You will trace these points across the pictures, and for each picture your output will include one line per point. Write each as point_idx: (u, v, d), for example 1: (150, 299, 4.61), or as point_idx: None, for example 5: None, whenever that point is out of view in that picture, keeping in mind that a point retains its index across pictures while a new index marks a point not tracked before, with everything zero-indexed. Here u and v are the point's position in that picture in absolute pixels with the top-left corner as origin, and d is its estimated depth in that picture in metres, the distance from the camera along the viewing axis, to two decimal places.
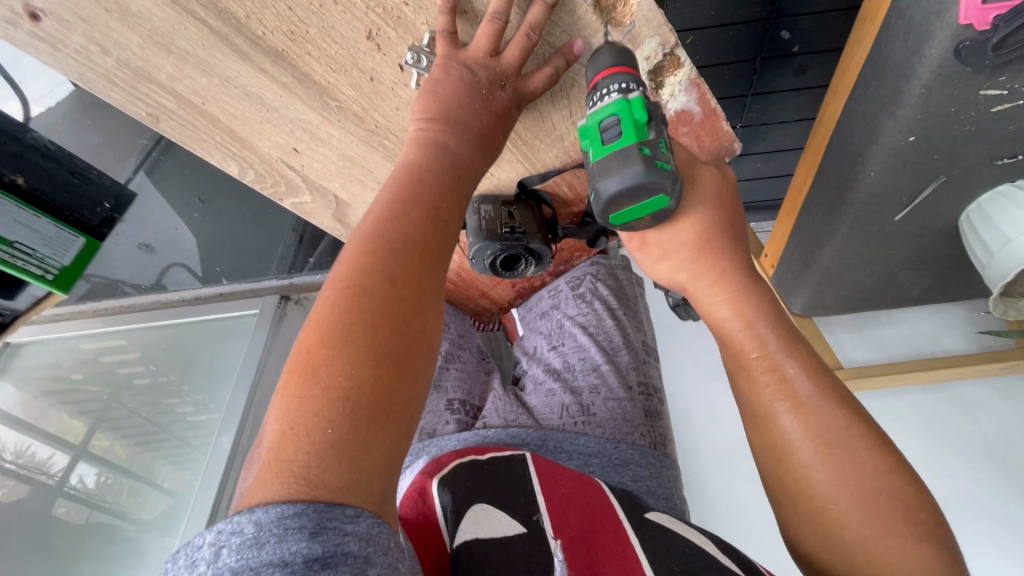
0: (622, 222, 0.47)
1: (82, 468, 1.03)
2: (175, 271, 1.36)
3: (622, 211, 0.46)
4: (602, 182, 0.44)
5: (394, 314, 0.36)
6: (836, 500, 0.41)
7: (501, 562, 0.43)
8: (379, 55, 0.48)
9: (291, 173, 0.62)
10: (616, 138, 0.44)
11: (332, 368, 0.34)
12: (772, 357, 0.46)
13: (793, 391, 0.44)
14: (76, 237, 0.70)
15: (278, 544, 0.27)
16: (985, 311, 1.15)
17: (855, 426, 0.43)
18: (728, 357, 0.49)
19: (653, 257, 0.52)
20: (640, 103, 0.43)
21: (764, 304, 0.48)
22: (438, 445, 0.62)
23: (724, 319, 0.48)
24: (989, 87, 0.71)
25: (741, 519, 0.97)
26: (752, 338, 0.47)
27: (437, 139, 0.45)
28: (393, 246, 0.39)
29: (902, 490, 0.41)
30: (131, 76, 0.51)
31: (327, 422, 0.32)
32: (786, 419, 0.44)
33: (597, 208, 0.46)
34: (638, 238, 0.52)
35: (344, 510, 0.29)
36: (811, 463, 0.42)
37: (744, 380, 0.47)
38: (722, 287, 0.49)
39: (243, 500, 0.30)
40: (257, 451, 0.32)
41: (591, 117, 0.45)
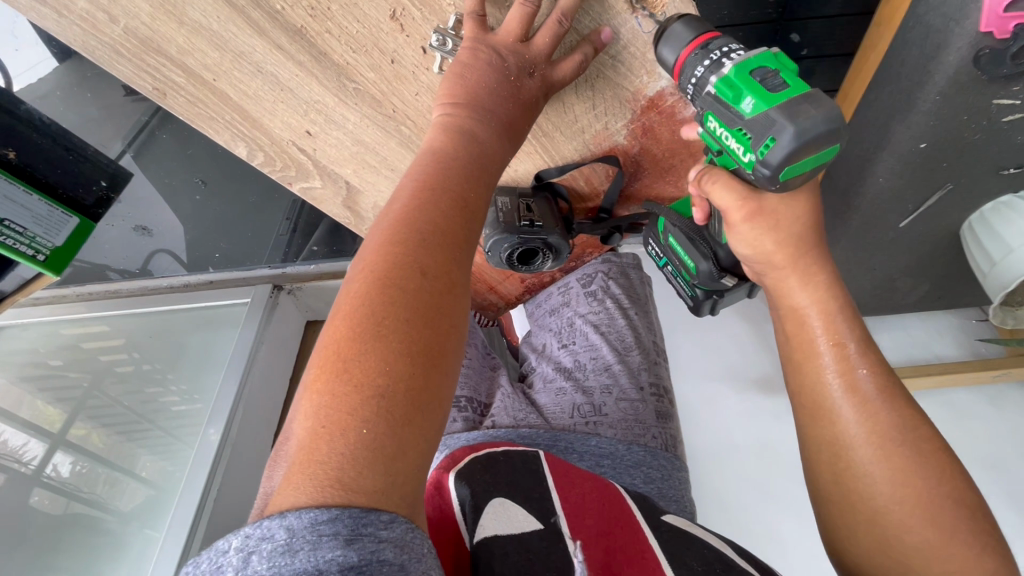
0: (790, 177, 0.41)
1: (58, 458, 0.99)
2: (159, 258, 1.29)
3: (801, 161, 0.40)
4: (792, 121, 0.39)
5: (426, 307, 0.35)
6: (900, 503, 0.41)
7: (520, 561, 0.43)
8: (402, 36, 0.47)
9: (302, 156, 0.59)
10: (781, 84, 0.41)
11: (364, 364, 0.32)
12: (846, 350, 0.45)
13: (859, 388, 0.44)
14: (70, 217, 0.67)
15: (312, 551, 0.26)
16: (979, 319, 1.16)
17: (919, 428, 0.43)
18: (794, 350, 0.48)
19: (762, 228, 0.47)
20: (787, 60, 0.43)
21: (840, 295, 0.47)
22: (449, 442, 0.61)
23: (805, 305, 0.47)
24: (1002, 96, 0.71)
25: (738, 520, 0.97)
26: (830, 329, 0.46)
27: (464, 125, 0.43)
28: (423, 236, 0.37)
29: (965, 496, 0.41)
30: (138, 47, 0.48)
31: (361, 421, 0.30)
32: (848, 415, 0.44)
33: (779, 155, 0.40)
34: (749, 205, 0.46)
35: (379, 516, 0.28)
36: (871, 462, 0.42)
37: (811, 373, 0.46)
38: (817, 270, 0.47)
39: (274, 501, 0.28)
40: (285, 448, 0.31)
41: (736, 68, 0.42)
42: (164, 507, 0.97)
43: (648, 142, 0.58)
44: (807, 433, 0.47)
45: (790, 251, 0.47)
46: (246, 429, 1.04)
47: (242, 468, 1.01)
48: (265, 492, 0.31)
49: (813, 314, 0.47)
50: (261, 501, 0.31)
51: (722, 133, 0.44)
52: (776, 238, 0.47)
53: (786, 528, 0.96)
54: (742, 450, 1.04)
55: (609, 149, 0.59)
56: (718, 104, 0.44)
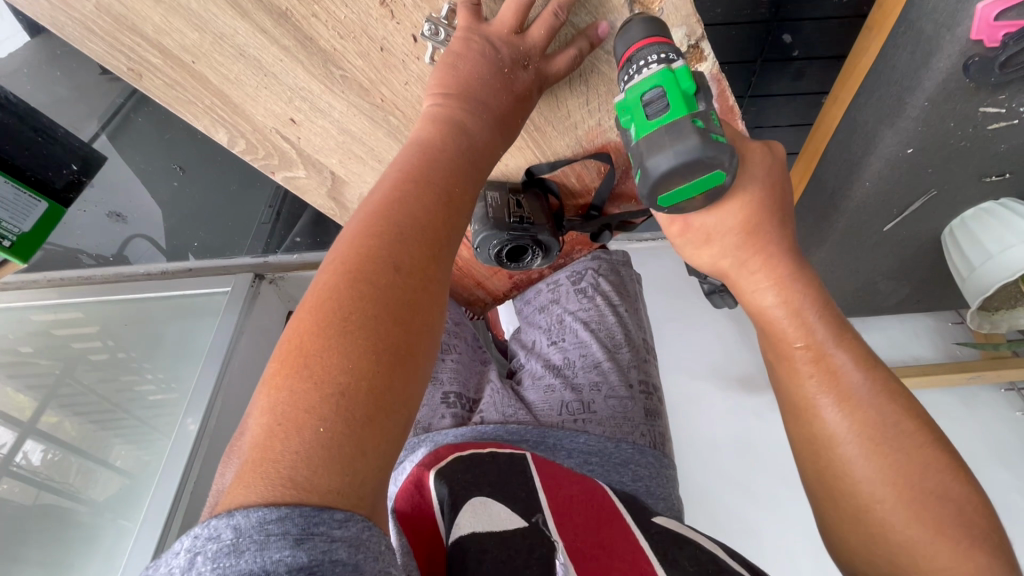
0: (670, 204, 0.44)
1: (29, 445, 0.96)
2: (135, 243, 1.25)
3: (672, 191, 0.43)
4: (652, 158, 0.41)
5: (397, 305, 0.33)
6: (882, 500, 0.41)
7: (500, 556, 0.42)
8: (392, 23, 0.45)
9: (286, 145, 0.58)
10: (661, 111, 0.41)
11: (326, 361, 0.30)
12: (818, 348, 0.44)
13: (840, 384, 0.43)
14: (39, 201, 0.68)
15: (258, 552, 0.24)
16: (954, 322, 1.18)
17: (903, 422, 0.42)
18: (771, 347, 0.48)
19: (695, 242, 0.50)
20: (686, 74, 0.42)
21: (812, 289, 0.46)
22: (435, 436, 0.60)
23: (768, 305, 0.47)
24: (989, 104, 0.72)
25: (717, 516, 0.99)
26: (800, 328, 0.45)
27: (451, 115, 0.42)
28: (400, 230, 0.36)
29: (952, 490, 0.40)
30: (112, 25, 0.46)
31: (319, 420, 0.29)
32: (829, 412, 0.43)
33: (643, 188, 0.43)
34: (679, 222, 0.50)
35: (333, 515, 0.27)
36: (856, 459, 0.42)
37: (786, 371, 0.46)
38: (766, 273, 0.47)
39: (224, 499, 0.27)
40: (240, 444, 0.30)
41: (631, 91, 0.43)
42: (137, 497, 0.95)
43: None
44: (792, 431, 0.47)
45: (758, 246, 0.47)
46: (225, 421, 1.02)
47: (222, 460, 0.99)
48: (217, 489, 0.30)
49: (781, 315, 0.46)
50: (214, 499, 0.29)
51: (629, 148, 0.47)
52: (744, 237, 0.47)
53: (765, 524, 0.97)
54: (724, 448, 1.05)
55: (601, 146, 0.58)
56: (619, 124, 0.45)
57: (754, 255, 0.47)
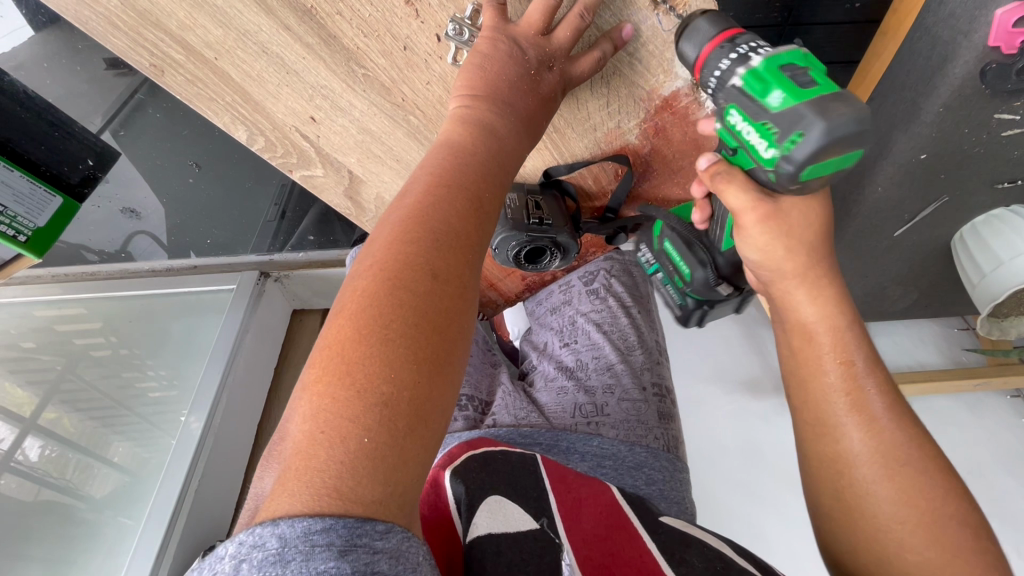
0: (811, 178, 0.38)
1: (28, 442, 0.96)
2: (139, 240, 1.23)
3: (823, 161, 0.37)
4: (813, 121, 0.36)
5: (435, 313, 0.33)
6: (903, 522, 0.40)
7: (515, 559, 0.42)
8: (416, 22, 0.45)
9: (304, 143, 0.57)
10: (811, 83, 0.38)
11: (369, 369, 0.30)
12: (852, 367, 0.44)
13: (867, 406, 0.43)
14: (54, 195, 0.69)
15: (304, 562, 0.24)
16: (960, 328, 1.18)
17: (926, 449, 0.42)
18: (797, 363, 0.47)
19: (774, 234, 0.44)
20: (814, 59, 0.41)
21: (848, 307, 0.45)
22: (447, 439, 0.59)
23: (805, 316, 0.46)
24: (1003, 111, 0.72)
25: (723, 518, 0.99)
26: (837, 345, 0.44)
27: (483, 119, 0.41)
28: (436, 237, 0.35)
29: (969, 518, 0.40)
30: (136, 20, 0.46)
31: (363, 430, 0.29)
32: (854, 433, 0.43)
33: (800, 156, 0.37)
34: (760, 210, 0.44)
35: (374, 526, 0.26)
36: (875, 481, 0.42)
37: (813, 388, 0.45)
38: (807, 282, 0.45)
39: (267, 506, 0.27)
40: (279, 451, 0.29)
41: (765, 61, 0.40)
42: (139, 494, 0.95)
43: (660, 142, 0.57)
44: (807, 445, 0.47)
45: (801, 260, 0.45)
46: (229, 419, 1.01)
47: (224, 459, 0.99)
48: (258, 496, 0.30)
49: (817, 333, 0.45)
50: (254, 507, 0.30)
51: (744, 127, 0.42)
52: (787, 244, 0.44)
53: (770, 529, 0.97)
54: (729, 451, 1.05)
55: (619, 148, 0.58)
56: (744, 97, 0.41)
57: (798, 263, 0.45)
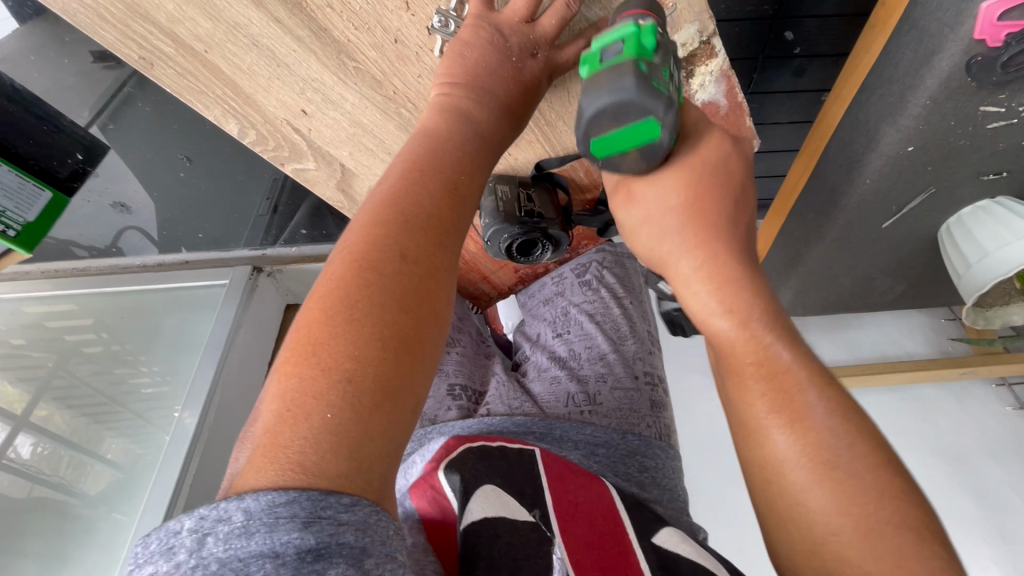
0: (604, 153, 0.42)
1: (20, 440, 0.95)
2: (129, 235, 1.24)
3: (603, 136, 0.40)
4: (586, 99, 0.39)
5: (404, 292, 0.33)
6: (837, 533, 0.35)
7: (512, 542, 0.43)
8: (407, 15, 0.44)
9: (296, 136, 0.57)
10: (614, 59, 0.39)
11: (335, 347, 0.30)
12: (768, 362, 0.40)
13: (792, 404, 0.38)
14: (43, 190, 0.67)
15: (268, 533, 0.25)
16: (947, 318, 1.20)
17: (860, 445, 0.37)
18: (718, 361, 0.43)
19: (639, 220, 0.47)
20: (650, 31, 0.39)
21: (759, 298, 0.42)
22: (444, 429, 0.60)
23: (708, 311, 0.43)
24: (989, 103, 0.73)
25: (714, 508, 1.01)
26: (749, 339, 0.41)
27: (457, 104, 0.42)
28: (407, 218, 0.36)
29: (911, 516, 0.34)
30: (125, 12, 0.45)
31: (326, 406, 0.29)
32: (779, 435, 0.38)
33: (578, 135, 0.41)
34: (626, 194, 0.47)
35: (339, 499, 0.26)
36: (807, 488, 0.36)
37: (734, 387, 0.41)
38: (711, 272, 0.43)
39: (236, 482, 0.27)
40: (251, 430, 0.30)
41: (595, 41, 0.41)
42: (134, 489, 0.95)
43: None
44: (743, 452, 0.42)
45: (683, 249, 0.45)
46: (224, 414, 1.01)
47: (220, 453, 0.99)
48: (231, 473, 0.30)
49: (726, 327, 0.42)
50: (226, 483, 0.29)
51: None
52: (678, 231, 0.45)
53: (760, 517, 0.99)
54: (721, 441, 1.06)
55: None
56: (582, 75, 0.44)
57: (693, 244, 0.44)
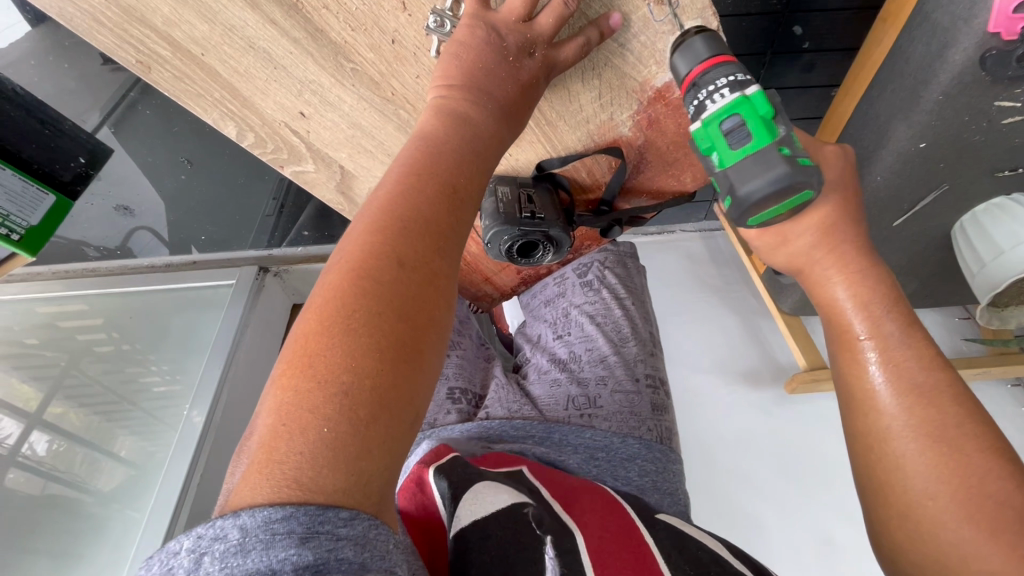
0: (760, 221, 0.44)
1: (34, 436, 0.96)
2: (139, 235, 1.24)
3: (761, 214, 0.43)
4: (743, 186, 0.42)
5: (401, 302, 0.32)
6: (936, 496, 0.36)
7: (506, 539, 0.42)
8: (404, 15, 0.44)
9: (295, 139, 0.57)
10: (744, 139, 0.42)
11: (332, 359, 0.30)
12: (884, 339, 0.42)
13: (903, 377, 0.40)
14: (46, 194, 0.68)
15: (264, 551, 0.24)
16: (961, 317, 1.18)
17: (970, 423, 0.38)
18: (832, 338, 0.45)
19: (766, 242, 0.47)
20: (762, 98, 0.42)
21: (883, 286, 0.43)
22: (439, 433, 0.60)
23: (835, 296, 0.44)
24: (1004, 98, 0.71)
25: (721, 509, 0.99)
26: (868, 319, 0.42)
27: (455, 107, 0.41)
28: (404, 225, 0.35)
29: (1017, 498, 0.35)
30: (120, 16, 0.45)
31: (323, 420, 0.28)
32: (887, 401, 0.40)
33: (734, 212, 0.44)
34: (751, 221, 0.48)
35: (338, 513, 0.26)
36: (911, 453, 0.38)
37: (847, 362, 0.43)
38: (838, 265, 0.44)
39: (231, 499, 0.27)
40: (246, 445, 0.29)
41: (708, 118, 0.43)
42: (143, 487, 0.96)
43: (653, 134, 0.56)
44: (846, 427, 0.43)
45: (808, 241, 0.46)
46: (230, 414, 1.02)
47: (227, 452, 1.00)
48: (226, 488, 0.29)
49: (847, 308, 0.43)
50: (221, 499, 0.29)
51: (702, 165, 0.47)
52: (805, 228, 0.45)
53: (768, 518, 0.97)
54: (729, 443, 1.05)
55: (612, 141, 0.58)
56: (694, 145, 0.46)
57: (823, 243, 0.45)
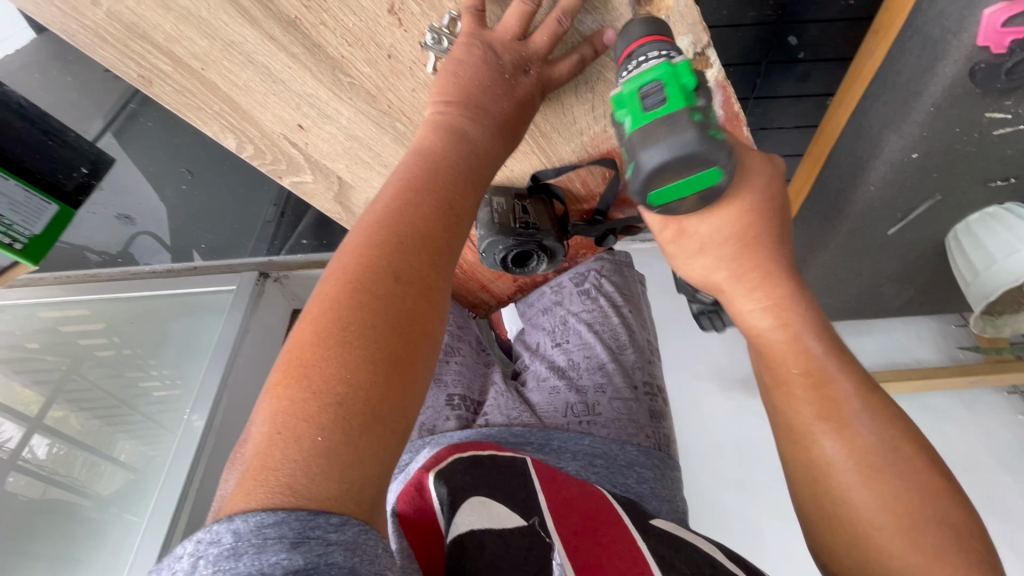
0: (661, 201, 0.42)
1: (35, 440, 0.97)
2: (141, 240, 1.25)
3: (663, 188, 0.40)
4: (644, 152, 0.39)
5: (396, 314, 0.33)
6: (880, 527, 0.38)
7: (499, 554, 0.43)
8: (400, 31, 0.45)
9: (293, 150, 0.58)
10: (658, 104, 0.39)
11: (327, 370, 0.31)
12: (817, 372, 0.42)
13: (839, 410, 0.41)
14: (49, 204, 0.69)
15: (256, 555, 0.25)
16: (958, 324, 1.18)
17: (903, 447, 0.39)
18: (766, 370, 0.45)
19: (688, 251, 0.47)
20: (686, 69, 0.39)
21: (809, 313, 0.44)
22: (440, 440, 0.60)
23: (763, 328, 0.45)
24: (995, 110, 0.72)
25: (717, 516, 1.00)
26: (796, 352, 0.43)
27: (452, 123, 0.42)
28: (401, 239, 0.36)
29: (950, 517, 0.37)
30: (123, 32, 0.46)
31: (317, 429, 0.29)
32: (825, 438, 0.41)
33: (635, 184, 0.41)
34: (671, 227, 0.46)
35: (328, 519, 0.27)
36: (853, 486, 0.39)
37: (781, 395, 0.44)
38: (764, 292, 0.44)
39: (226, 506, 0.28)
40: (242, 452, 0.30)
41: (628, 83, 0.40)
42: (143, 491, 0.96)
43: None
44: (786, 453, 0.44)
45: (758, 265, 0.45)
46: (230, 419, 1.02)
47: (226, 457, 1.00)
48: (221, 494, 0.30)
49: (777, 339, 0.44)
50: (217, 505, 0.30)
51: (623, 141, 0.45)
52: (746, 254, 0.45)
53: (764, 525, 0.98)
54: (725, 449, 1.05)
55: (606, 152, 0.58)
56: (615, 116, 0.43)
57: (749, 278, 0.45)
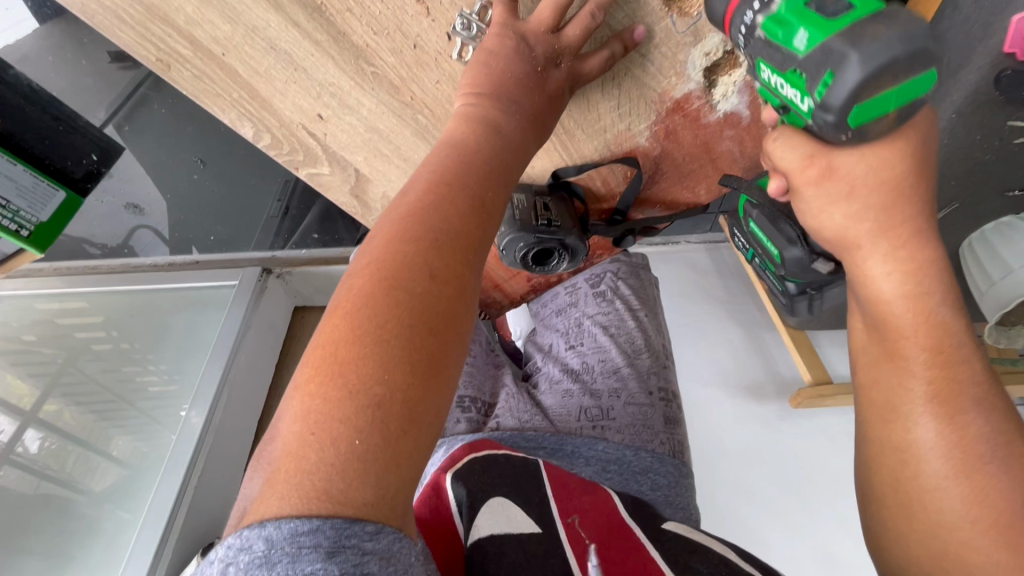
0: (860, 122, 0.36)
1: (29, 435, 0.95)
2: (141, 234, 1.23)
3: (873, 100, 0.35)
4: (857, 53, 0.34)
5: (432, 314, 0.32)
6: (973, 522, 0.36)
7: (520, 559, 0.41)
8: (427, 20, 0.44)
9: (311, 141, 0.57)
10: (845, 9, 0.36)
11: (363, 368, 0.29)
12: (946, 349, 0.38)
13: (956, 397, 0.38)
14: (57, 189, 0.66)
15: (291, 564, 0.23)
16: None
17: (1015, 443, 0.36)
18: (879, 339, 0.41)
19: (831, 196, 0.41)
20: None
21: (945, 277, 0.39)
22: (453, 440, 0.58)
23: (885, 290, 0.40)
24: (1016, 118, 0.71)
25: (723, 522, 0.99)
26: (927, 325, 0.39)
27: (485, 116, 0.41)
28: (435, 236, 0.35)
29: None
30: (144, 14, 0.45)
31: (354, 432, 0.28)
32: (926, 426, 0.38)
33: (841, 101, 0.35)
34: (818, 165, 0.41)
35: (364, 527, 0.26)
36: (945, 477, 0.37)
37: (892, 370, 0.40)
38: (910, 251, 0.39)
39: (256, 507, 0.26)
40: (270, 449, 0.29)
41: (786, 3, 0.37)
42: (139, 489, 0.94)
43: (671, 144, 0.56)
44: (869, 434, 0.42)
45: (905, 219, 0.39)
46: (230, 416, 1.00)
47: (226, 454, 0.99)
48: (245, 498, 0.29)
49: (905, 308, 0.39)
50: (241, 507, 0.29)
51: (778, 82, 0.39)
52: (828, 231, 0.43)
53: (771, 534, 0.97)
54: (733, 456, 1.04)
55: (629, 150, 0.57)
56: (769, 48, 0.38)
57: (893, 236, 0.40)
